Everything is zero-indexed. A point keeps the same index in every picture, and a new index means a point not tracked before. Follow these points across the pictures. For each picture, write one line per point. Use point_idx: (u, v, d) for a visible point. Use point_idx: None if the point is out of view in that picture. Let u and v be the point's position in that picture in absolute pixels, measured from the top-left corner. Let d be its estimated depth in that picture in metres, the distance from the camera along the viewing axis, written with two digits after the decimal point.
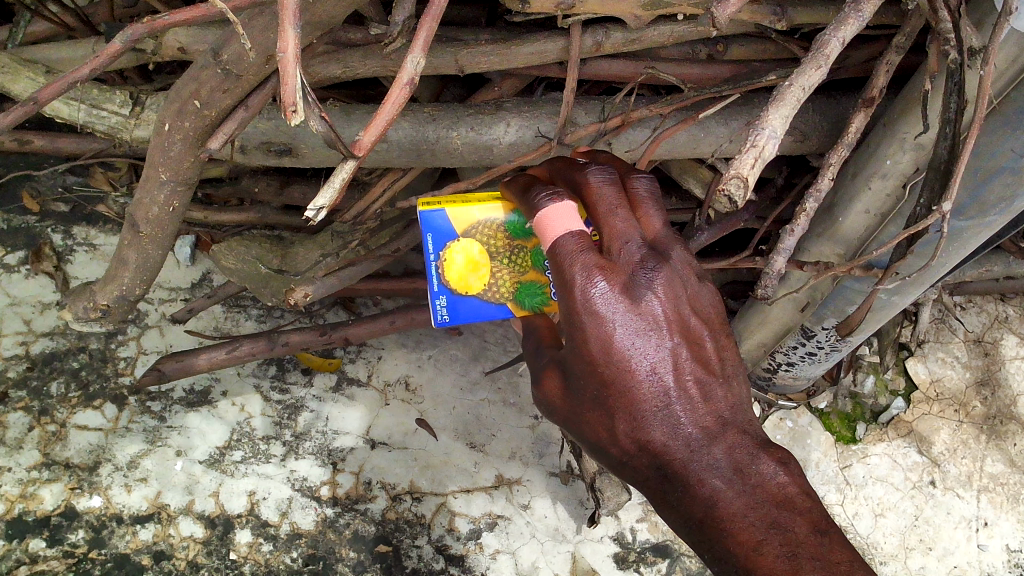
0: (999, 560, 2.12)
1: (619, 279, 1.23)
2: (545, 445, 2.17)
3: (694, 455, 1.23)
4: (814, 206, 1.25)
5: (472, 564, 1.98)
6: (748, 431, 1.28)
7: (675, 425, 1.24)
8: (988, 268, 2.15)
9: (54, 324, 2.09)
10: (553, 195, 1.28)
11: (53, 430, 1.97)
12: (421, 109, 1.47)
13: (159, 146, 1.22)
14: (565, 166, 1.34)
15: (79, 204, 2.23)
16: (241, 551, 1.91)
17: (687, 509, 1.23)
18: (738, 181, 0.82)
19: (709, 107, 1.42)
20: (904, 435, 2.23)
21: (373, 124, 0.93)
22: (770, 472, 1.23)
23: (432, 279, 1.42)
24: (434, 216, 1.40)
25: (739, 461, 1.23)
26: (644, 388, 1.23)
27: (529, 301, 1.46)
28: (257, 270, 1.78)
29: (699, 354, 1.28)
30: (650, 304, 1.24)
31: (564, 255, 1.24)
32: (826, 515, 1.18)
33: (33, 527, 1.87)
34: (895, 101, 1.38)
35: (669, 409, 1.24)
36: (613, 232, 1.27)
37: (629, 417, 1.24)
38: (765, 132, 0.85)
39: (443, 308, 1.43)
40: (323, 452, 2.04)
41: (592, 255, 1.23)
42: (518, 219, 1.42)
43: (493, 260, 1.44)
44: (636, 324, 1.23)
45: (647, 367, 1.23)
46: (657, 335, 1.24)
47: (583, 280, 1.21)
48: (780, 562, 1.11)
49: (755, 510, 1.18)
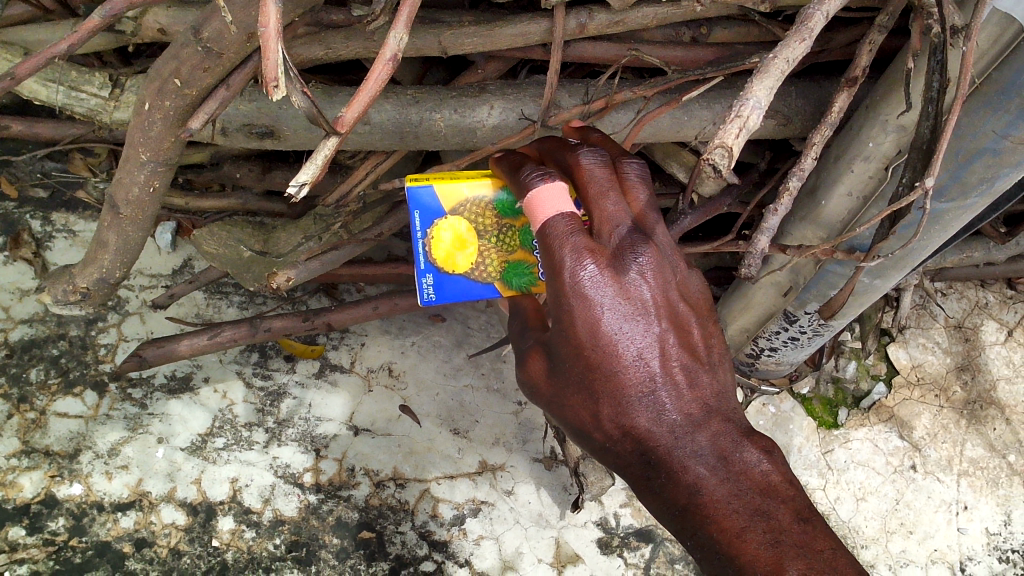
0: (979, 543, 2.15)
1: (608, 262, 1.23)
2: (529, 431, 2.17)
3: (677, 442, 1.25)
4: (797, 185, 1.27)
5: (456, 550, 1.98)
6: (732, 419, 1.30)
7: (660, 411, 1.26)
8: (969, 254, 2.16)
9: (33, 311, 2.07)
10: (544, 175, 1.24)
11: (32, 418, 1.96)
12: (403, 92, 1.47)
13: (138, 125, 1.21)
14: (557, 147, 1.32)
15: (58, 190, 2.21)
16: (224, 538, 1.90)
17: (669, 495, 1.25)
18: (723, 149, 0.83)
19: (692, 89, 1.42)
20: (885, 420, 2.24)
21: (355, 101, 0.94)
22: (753, 460, 1.25)
23: (418, 257, 1.40)
24: (422, 193, 1.38)
25: (722, 449, 1.25)
26: (630, 373, 1.25)
27: (517, 281, 1.44)
28: (239, 253, 1.76)
29: (685, 341, 1.30)
30: (639, 289, 1.25)
31: (554, 236, 1.22)
32: (809, 502, 1.22)
33: (13, 515, 1.85)
34: (877, 83, 1.39)
35: (654, 394, 1.25)
36: (603, 215, 1.25)
37: (614, 402, 1.26)
38: (751, 100, 0.87)
39: (429, 287, 1.42)
40: (306, 438, 2.03)
41: (581, 238, 1.22)
42: (507, 196, 1.41)
43: (481, 238, 1.42)
44: (624, 308, 1.24)
45: (634, 352, 1.24)
46: (645, 321, 1.25)
47: (573, 263, 1.21)
48: (763, 550, 1.14)
49: (739, 497, 1.21)
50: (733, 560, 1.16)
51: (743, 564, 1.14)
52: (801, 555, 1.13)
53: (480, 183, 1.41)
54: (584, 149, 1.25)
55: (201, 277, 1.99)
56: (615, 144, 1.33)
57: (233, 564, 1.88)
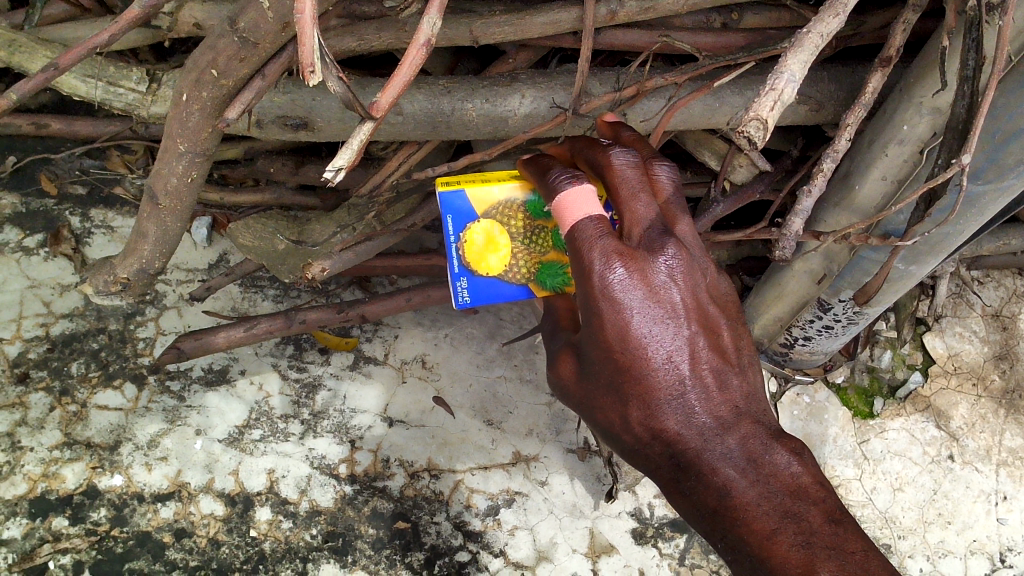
0: (1019, 534, 2.12)
1: (638, 265, 1.22)
2: (562, 422, 2.17)
3: (707, 444, 1.22)
4: (830, 166, 1.31)
5: (490, 540, 2.00)
6: (762, 421, 1.28)
7: (689, 413, 1.24)
8: (1006, 241, 2.13)
9: (73, 306, 2.11)
10: (573, 178, 1.26)
11: (74, 410, 1.99)
12: (435, 82, 1.47)
13: (177, 116, 1.23)
14: (587, 148, 1.32)
15: (96, 187, 2.25)
16: (262, 528, 1.92)
17: (699, 498, 1.22)
18: (758, 123, 0.86)
19: (724, 75, 1.41)
20: (921, 410, 2.22)
21: (390, 86, 0.95)
22: (783, 462, 1.22)
23: (452, 260, 1.41)
24: (454, 197, 1.39)
25: (752, 451, 1.22)
26: (660, 375, 1.22)
27: (550, 281, 1.44)
28: (274, 245, 1.77)
29: (715, 343, 1.29)
30: (668, 292, 1.23)
31: (584, 239, 1.21)
32: (841, 503, 1.17)
33: (56, 506, 1.89)
34: (910, 66, 1.38)
35: (684, 397, 1.23)
36: (633, 217, 1.26)
37: (644, 405, 1.24)
38: (786, 75, 0.89)
39: (464, 290, 1.42)
40: (341, 430, 2.05)
41: (610, 241, 1.21)
42: (538, 197, 1.41)
43: (514, 240, 1.43)
44: (654, 311, 1.22)
45: (664, 355, 1.22)
46: (675, 323, 1.23)
47: (601, 266, 1.20)
48: (794, 552, 1.10)
49: (769, 500, 1.17)
50: (763, 563, 1.12)
51: (772, 567, 1.11)
52: (833, 557, 1.09)
53: (510, 185, 1.42)
54: (615, 150, 1.25)
55: (237, 269, 2.01)
56: (646, 144, 1.32)
57: (271, 554, 1.91)
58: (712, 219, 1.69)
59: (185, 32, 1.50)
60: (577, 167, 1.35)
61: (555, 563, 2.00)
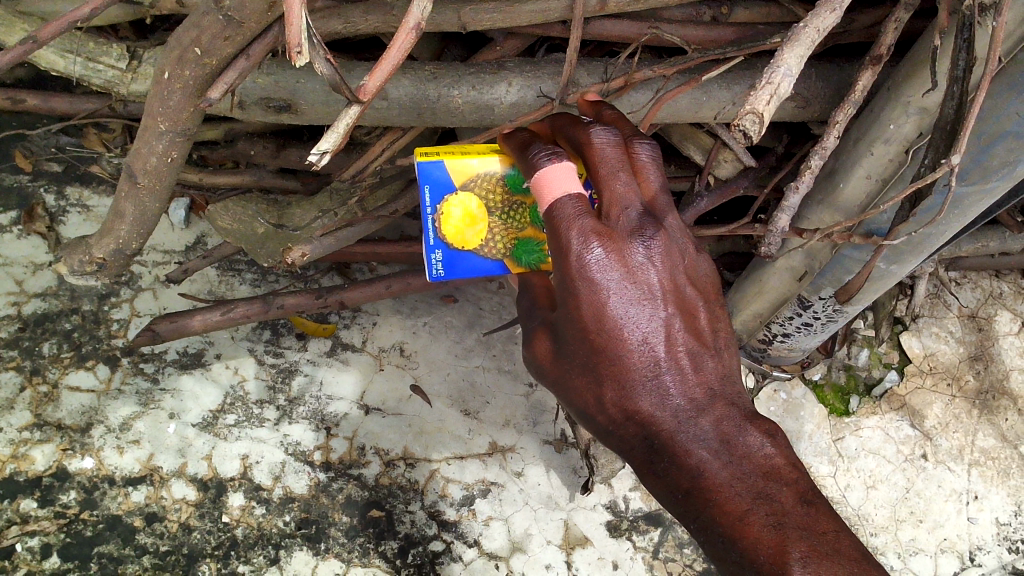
0: (988, 533, 2.14)
1: (616, 245, 1.21)
2: (539, 413, 2.17)
3: (681, 426, 1.22)
4: (818, 164, 1.32)
5: (465, 530, 1.99)
6: (737, 403, 1.27)
7: (663, 395, 1.23)
8: (985, 243, 2.14)
9: (46, 285, 2.08)
10: (552, 155, 1.22)
11: (45, 391, 1.96)
12: (421, 67, 1.46)
13: (158, 95, 1.20)
14: (568, 124, 1.29)
15: (72, 165, 2.22)
16: (234, 514, 1.91)
17: (673, 480, 1.22)
18: (753, 116, 0.87)
19: (713, 69, 1.40)
20: (896, 408, 2.24)
21: (378, 69, 0.94)
22: (756, 444, 1.22)
23: (428, 232, 1.39)
24: (433, 168, 1.36)
25: (726, 433, 1.22)
26: (635, 357, 1.22)
27: (525, 258, 1.43)
28: (256, 229, 1.77)
29: (691, 326, 1.27)
30: (646, 274, 1.23)
31: (562, 218, 1.20)
32: (813, 484, 1.18)
33: (24, 488, 1.86)
34: (899, 65, 1.37)
35: (658, 378, 1.23)
36: (613, 196, 1.22)
37: (618, 385, 1.23)
38: (782, 70, 0.92)
39: (438, 262, 1.41)
40: (316, 417, 2.03)
41: (589, 220, 1.20)
42: (518, 172, 1.38)
43: (491, 215, 1.41)
44: (631, 292, 1.21)
45: (638, 336, 1.22)
46: (651, 305, 1.22)
47: (579, 245, 1.19)
48: (766, 532, 1.11)
49: (742, 481, 1.17)
50: (736, 543, 1.13)
51: (743, 548, 1.12)
52: (804, 537, 1.09)
53: (492, 160, 1.39)
54: (596, 128, 1.21)
55: (215, 252, 1.99)
56: (628, 124, 1.29)
57: (243, 540, 1.89)
58: (695, 214, 1.70)
59: (169, 9, 1.48)
60: (558, 143, 1.31)
61: (528, 554, 1.99)
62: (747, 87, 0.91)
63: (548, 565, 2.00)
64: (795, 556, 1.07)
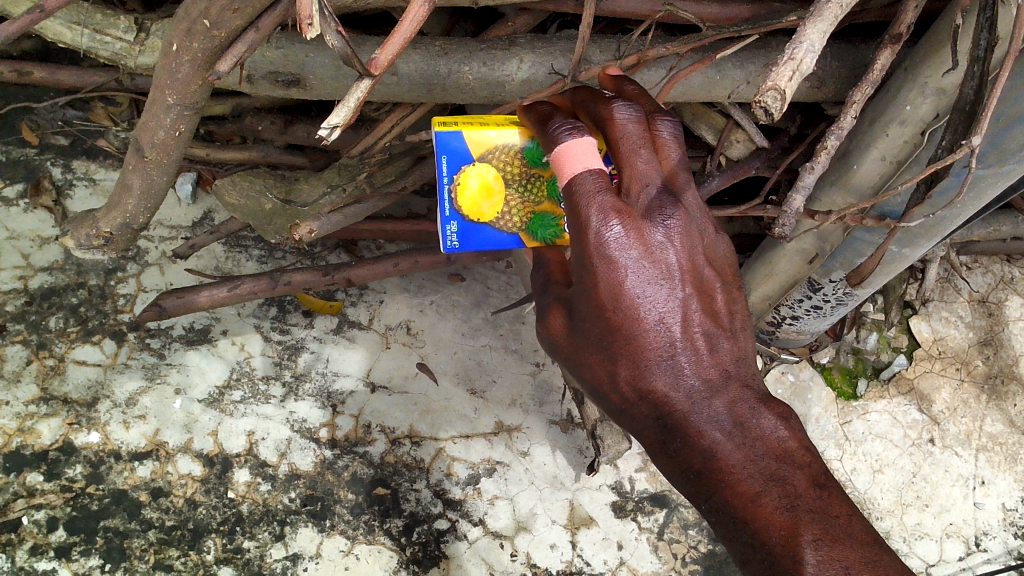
0: (995, 518, 2.14)
1: (635, 223, 1.19)
2: (546, 393, 2.16)
3: (695, 407, 1.21)
4: (834, 144, 1.28)
5: (470, 509, 1.98)
6: (752, 385, 1.25)
7: (678, 375, 1.21)
8: (997, 227, 2.13)
9: (53, 259, 2.07)
10: (573, 130, 1.23)
11: (51, 364, 1.96)
12: (432, 43, 1.44)
13: (166, 67, 1.19)
14: (590, 97, 1.26)
15: (79, 139, 2.21)
16: (239, 490, 1.91)
17: (685, 460, 1.21)
18: (774, 92, 0.86)
19: (727, 47, 1.38)
20: (904, 393, 2.23)
21: (389, 43, 0.92)
22: (770, 426, 1.21)
23: (443, 203, 1.37)
24: (451, 137, 1.35)
25: (740, 414, 1.21)
26: (651, 336, 1.20)
27: (541, 233, 1.42)
28: (262, 204, 1.73)
29: (709, 306, 1.25)
30: (665, 253, 1.20)
31: (581, 194, 1.19)
32: (826, 468, 1.16)
33: (31, 461, 1.86)
34: (917, 44, 1.36)
35: (674, 359, 1.21)
36: (633, 173, 1.21)
37: (633, 364, 1.21)
38: (804, 45, 0.90)
39: (453, 234, 1.38)
40: (323, 394, 2.03)
41: (609, 197, 1.19)
42: (537, 145, 1.37)
43: (508, 187, 1.39)
44: (649, 271, 1.19)
45: (655, 316, 1.20)
46: (669, 284, 1.21)
47: (599, 222, 1.18)
48: (778, 514, 1.10)
49: (755, 463, 1.16)
50: (748, 524, 1.12)
51: (755, 529, 1.11)
52: (816, 521, 1.09)
53: (512, 133, 1.37)
54: (619, 104, 1.21)
55: (222, 228, 1.98)
56: (649, 98, 1.28)
57: (248, 515, 1.89)
58: (708, 193, 1.69)
59: None
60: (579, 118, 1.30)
61: (533, 534, 1.99)
62: (768, 64, 0.89)
63: (553, 545, 2.00)
64: (808, 540, 1.07)
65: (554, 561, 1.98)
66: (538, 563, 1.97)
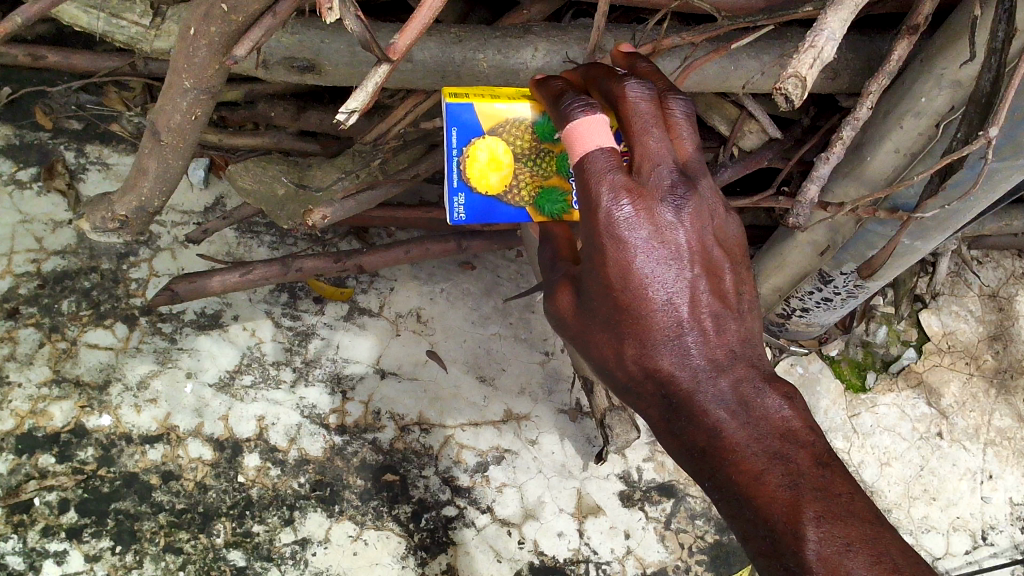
0: (1001, 512, 2.14)
1: (645, 202, 1.19)
2: (555, 382, 2.16)
3: (700, 386, 1.21)
4: (849, 135, 1.28)
5: (479, 496, 2.00)
6: (757, 365, 1.25)
7: (684, 355, 1.21)
8: (1009, 222, 2.12)
9: (66, 243, 2.10)
10: (585, 107, 1.19)
11: (63, 347, 2.01)
12: (447, 30, 1.44)
13: (183, 50, 1.18)
14: (602, 74, 1.25)
15: (92, 123, 2.22)
16: (250, 474, 1.95)
17: (690, 438, 1.21)
18: (795, 80, 0.86)
19: (742, 37, 1.38)
20: (913, 386, 2.22)
21: (409, 28, 0.93)
22: (775, 405, 1.21)
23: (451, 174, 1.35)
24: (461, 110, 1.33)
25: (746, 394, 1.21)
26: (658, 316, 1.20)
27: (548, 207, 1.41)
28: (275, 190, 1.72)
29: (717, 288, 1.25)
30: (674, 234, 1.21)
31: (592, 172, 1.18)
32: (829, 446, 1.17)
33: (43, 442, 1.92)
34: (933, 36, 1.36)
35: (681, 338, 1.21)
36: (645, 152, 1.20)
37: (639, 343, 1.21)
38: (825, 34, 0.90)
39: (460, 206, 1.37)
40: (333, 379, 2.05)
41: (620, 176, 1.18)
42: (548, 119, 1.36)
43: (518, 160, 1.37)
44: (658, 251, 1.20)
45: (664, 295, 1.20)
46: (677, 265, 1.21)
47: (609, 201, 1.18)
48: (781, 491, 1.11)
49: (760, 441, 1.16)
50: (750, 502, 1.12)
51: (757, 506, 1.12)
52: (819, 498, 1.10)
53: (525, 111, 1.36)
54: (631, 81, 1.18)
55: (235, 214, 1.98)
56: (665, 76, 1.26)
57: (258, 500, 1.94)
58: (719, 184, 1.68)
59: None
60: (591, 93, 1.28)
61: (541, 522, 2.00)
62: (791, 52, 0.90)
63: (560, 533, 2.00)
64: (810, 517, 1.08)
65: (561, 549, 1.98)
66: (545, 551, 1.98)
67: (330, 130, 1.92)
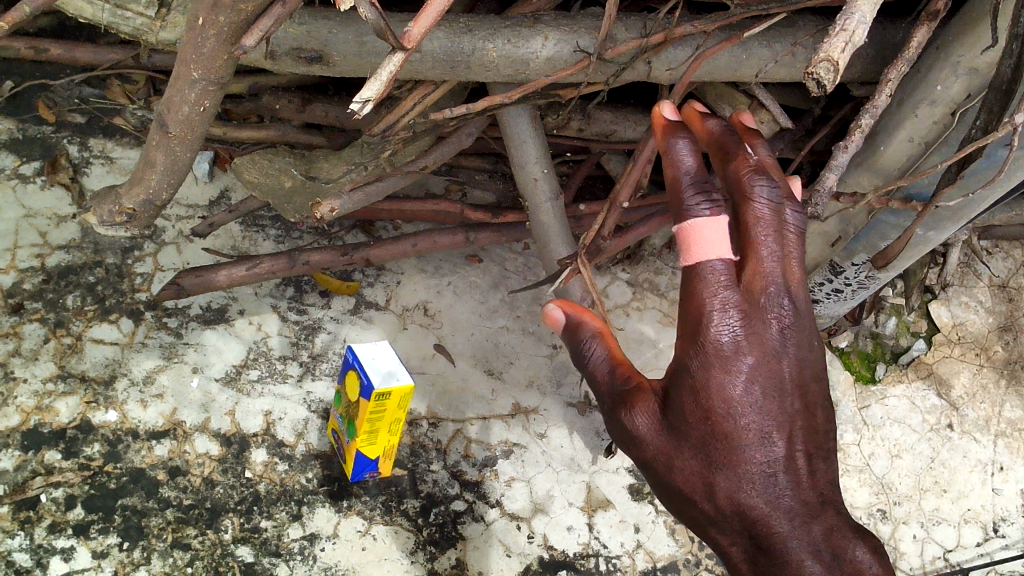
0: (1013, 504, 2.13)
1: (752, 325, 1.14)
2: (563, 374, 2.15)
3: (791, 530, 1.12)
4: (868, 123, 1.25)
5: (487, 490, 1.98)
6: (846, 513, 1.17)
7: (778, 493, 1.13)
8: (1020, 212, 2.11)
9: (70, 237, 2.09)
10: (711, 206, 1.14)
11: (68, 343, 2.00)
12: (456, 20, 1.43)
13: (192, 40, 1.17)
14: (722, 155, 1.22)
15: (96, 116, 2.21)
16: (257, 469, 1.94)
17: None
18: (829, 64, 0.85)
19: (756, 26, 1.36)
20: (923, 377, 2.21)
21: (423, 17, 0.92)
22: (866, 561, 1.12)
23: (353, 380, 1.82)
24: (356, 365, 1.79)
25: (837, 544, 1.12)
26: (753, 452, 1.12)
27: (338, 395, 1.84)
28: (282, 181, 1.70)
29: (811, 437, 1.17)
30: (778, 367, 1.15)
31: (707, 281, 1.13)
32: None
33: (50, 439, 1.90)
34: (950, 22, 1.34)
35: (774, 477, 1.13)
36: (757, 268, 1.16)
37: (730, 478, 1.13)
38: (858, 14, 0.88)
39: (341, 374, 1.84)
40: (340, 373, 2.06)
41: (732, 292, 1.14)
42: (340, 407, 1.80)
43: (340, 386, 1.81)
44: (760, 387, 1.14)
45: (760, 429, 1.13)
46: (778, 399, 1.14)
47: (718, 317, 1.13)
48: None
49: None
50: None
51: None
52: None
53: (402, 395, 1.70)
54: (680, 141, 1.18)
55: (241, 206, 1.96)
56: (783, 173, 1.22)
57: (266, 495, 1.92)
58: None
59: None
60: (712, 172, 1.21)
61: (550, 516, 1.98)
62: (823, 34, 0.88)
63: (569, 527, 1.98)
64: None
65: (570, 543, 1.96)
66: (554, 545, 1.96)
67: (335, 122, 1.91)
